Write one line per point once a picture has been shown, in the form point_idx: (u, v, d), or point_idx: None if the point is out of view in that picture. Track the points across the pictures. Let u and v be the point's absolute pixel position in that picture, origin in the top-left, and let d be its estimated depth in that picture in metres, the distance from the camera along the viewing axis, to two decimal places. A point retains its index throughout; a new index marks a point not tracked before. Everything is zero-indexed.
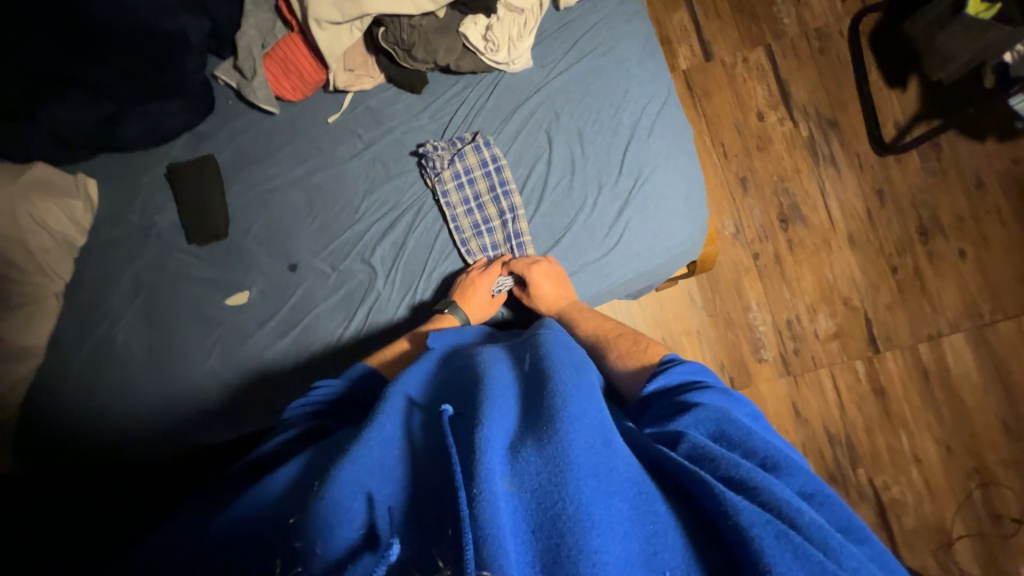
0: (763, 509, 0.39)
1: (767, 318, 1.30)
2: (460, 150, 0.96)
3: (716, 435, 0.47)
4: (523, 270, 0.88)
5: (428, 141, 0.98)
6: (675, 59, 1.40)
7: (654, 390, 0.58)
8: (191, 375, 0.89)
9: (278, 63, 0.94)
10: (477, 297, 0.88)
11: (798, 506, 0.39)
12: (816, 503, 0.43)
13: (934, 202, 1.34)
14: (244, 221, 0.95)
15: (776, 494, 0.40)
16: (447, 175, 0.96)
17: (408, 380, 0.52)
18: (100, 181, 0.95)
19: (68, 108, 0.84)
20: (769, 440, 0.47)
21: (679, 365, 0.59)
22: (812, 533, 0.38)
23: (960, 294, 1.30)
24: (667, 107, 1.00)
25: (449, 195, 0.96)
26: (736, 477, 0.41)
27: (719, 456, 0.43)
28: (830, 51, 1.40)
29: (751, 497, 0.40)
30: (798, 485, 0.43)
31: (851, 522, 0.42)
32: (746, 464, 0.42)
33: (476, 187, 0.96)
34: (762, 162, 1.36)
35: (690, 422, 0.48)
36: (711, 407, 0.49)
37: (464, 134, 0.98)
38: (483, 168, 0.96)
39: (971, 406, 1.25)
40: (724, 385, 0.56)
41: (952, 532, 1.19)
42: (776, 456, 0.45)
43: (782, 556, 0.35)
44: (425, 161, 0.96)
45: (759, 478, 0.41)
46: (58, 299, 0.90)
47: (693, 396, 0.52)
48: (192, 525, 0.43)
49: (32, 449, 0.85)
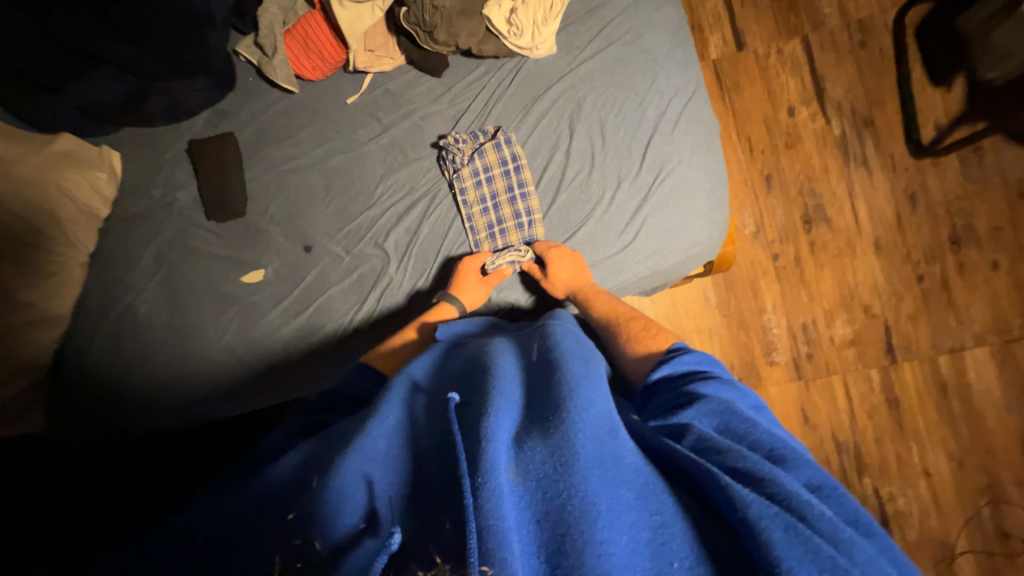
0: (771, 501, 0.37)
1: (782, 321, 1.27)
2: (480, 146, 0.95)
3: (721, 428, 0.46)
4: (543, 251, 0.90)
5: (450, 133, 0.97)
6: (706, 48, 1.34)
7: (658, 379, 0.57)
8: (207, 349, 0.92)
9: (298, 41, 0.93)
10: (466, 280, 0.89)
11: (806, 498, 0.37)
12: (822, 496, 0.41)
13: (970, 209, 1.28)
14: (262, 200, 0.96)
15: (784, 485, 0.38)
16: (466, 172, 0.95)
17: (414, 368, 0.55)
18: (125, 154, 0.97)
19: (96, 83, 0.84)
20: (776, 433, 0.46)
21: (686, 355, 0.58)
22: (821, 526, 0.36)
23: (989, 307, 1.25)
24: (694, 101, 0.97)
25: (466, 193, 0.95)
26: (743, 469, 0.40)
27: (724, 448, 0.42)
28: (872, 45, 1.32)
29: (759, 489, 0.39)
30: (805, 478, 0.41)
31: (859, 516, 0.40)
32: (753, 456, 0.42)
33: (494, 186, 0.95)
34: (790, 160, 1.31)
35: (695, 414, 0.47)
36: (716, 399, 0.48)
37: (487, 128, 0.97)
38: (502, 167, 0.95)
39: (989, 423, 1.22)
40: (730, 377, 0.56)
41: (956, 548, 1.17)
42: (783, 448, 0.44)
43: (791, 549, 0.33)
44: (445, 154, 0.95)
45: (767, 470, 0.40)
46: (83, 269, 0.92)
47: (698, 386, 0.52)
48: (200, 504, 0.45)
49: (59, 416, 0.89)
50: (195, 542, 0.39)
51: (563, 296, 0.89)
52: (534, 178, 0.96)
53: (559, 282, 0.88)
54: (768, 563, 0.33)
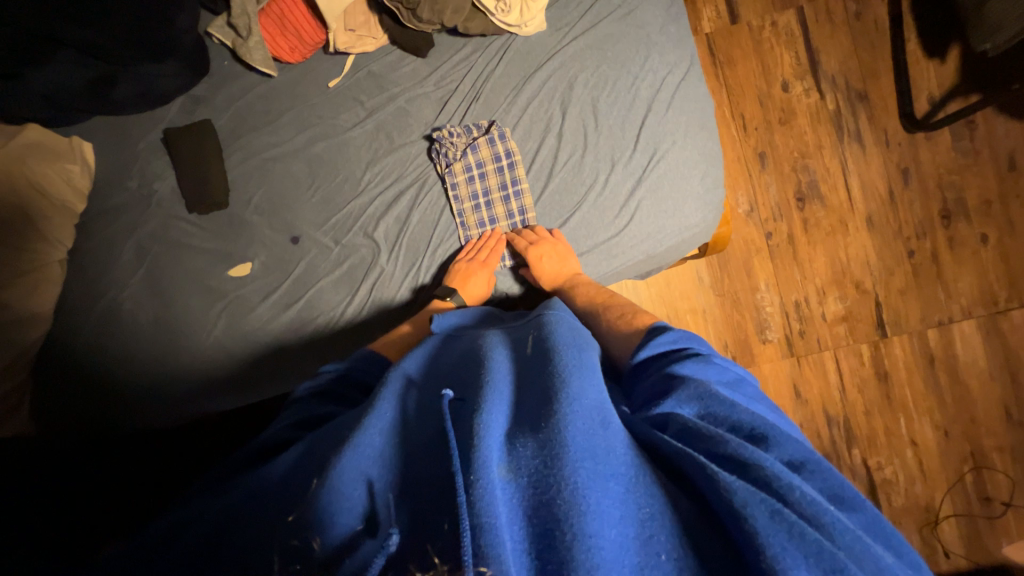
0: (756, 486, 0.37)
1: (775, 299, 1.28)
2: (473, 140, 0.92)
3: (702, 413, 0.46)
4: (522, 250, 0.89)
5: (443, 125, 0.94)
6: (699, 21, 1.30)
7: (640, 363, 0.57)
8: (196, 345, 0.90)
9: (274, 21, 0.88)
10: (475, 283, 0.87)
11: (788, 481, 0.37)
12: (806, 473, 0.41)
13: (961, 183, 1.28)
14: (245, 191, 0.93)
15: (767, 469, 0.38)
16: (458, 167, 0.92)
17: (408, 361, 0.54)
18: (97, 145, 0.93)
19: (58, 69, 0.79)
20: (757, 412, 0.46)
21: (663, 335, 0.58)
22: (803, 509, 0.36)
23: (977, 281, 1.27)
24: (688, 78, 0.94)
25: (458, 188, 0.93)
26: (726, 454, 0.40)
27: (707, 434, 0.42)
28: (867, 16, 1.30)
29: (744, 475, 0.38)
30: (786, 455, 0.42)
31: (844, 490, 0.40)
32: (736, 440, 0.41)
33: (487, 182, 0.93)
34: (783, 136, 1.29)
35: (675, 403, 0.47)
36: (695, 383, 0.48)
37: (481, 121, 0.94)
38: (496, 163, 0.92)
39: (974, 393, 1.25)
40: (709, 352, 0.55)
41: (940, 512, 1.21)
42: (765, 427, 0.44)
43: (776, 536, 0.33)
44: (437, 147, 0.92)
45: (750, 453, 0.40)
46: (61, 266, 0.89)
47: (676, 368, 0.51)
48: (195, 506, 0.44)
49: (52, 418, 0.87)
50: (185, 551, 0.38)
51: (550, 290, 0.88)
52: (528, 174, 0.94)
53: (544, 279, 0.87)
54: (754, 552, 0.33)
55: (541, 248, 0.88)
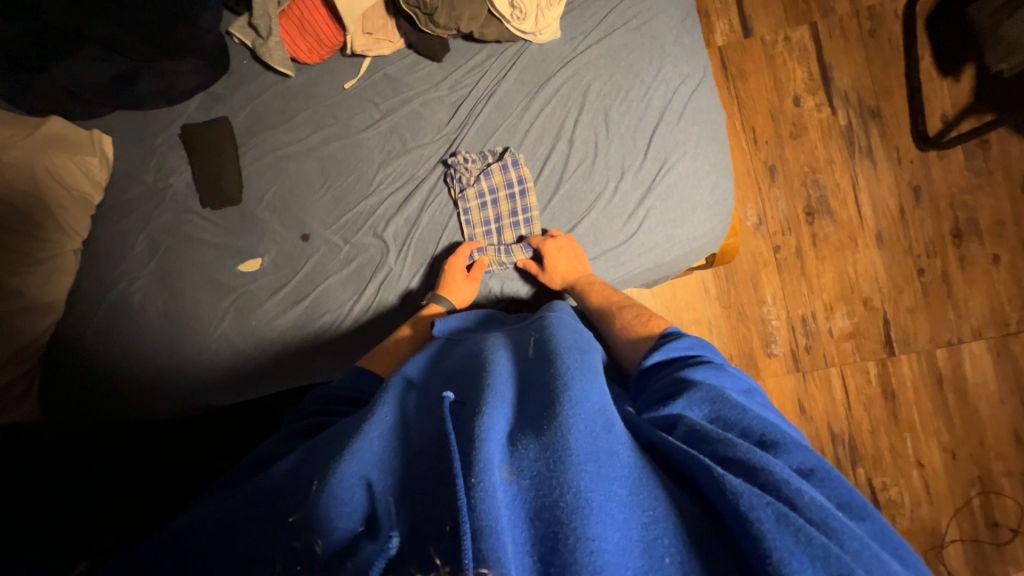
0: (762, 490, 0.37)
1: (781, 313, 1.27)
2: (487, 166, 0.92)
3: (711, 417, 0.46)
4: (538, 244, 0.89)
5: (459, 150, 0.94)
6: (712, 34, 1.31)
7: (650, 367, 0.57)
8: (202, 337, 0.91)
9: (293, 23, 0.90)
10: (453, 278, 0.87)
11: (797, 486, 0.37)
12: (815, 480, 0.40)
13: (974, 202, 1.27)
14: (257, 187, 0.94)
15: (775, 474, 0.38)
16: (471, 193, 0.93)
17: (409, 365, 0.56)
18: (116, 138, 0.94)
19: (84, 64, 0.82)
20: (767, 418, 0.46)
21: (677, 340, 0.58)
22: (812, 514, 0.35)
23: (988, 302, 1.25)
24: (701, 89, 0.95)
25: (470, 214, 0.93)
26: (734, 458, 0.40)
27: (715, 437, 0.41)
28: (880, 33, 1.30)
29: (751, 479, 0.38)
30: (796, 462, 0.41)
31: (852, 498, 0.40)
32: (744, 444, 0.41)
33: (498, 209, 0.94)
34: (794, 150, 1.29)
35: (685, 404, 0.47)
36: (706, 387, 0.48)
37: (495, 148, 0.95)
38: (508, 189, 0.92)
39: (983, 415, 1.23)
40: (722, 361, 0.55)
41: (946, 536, 1.19)
42: (775, 434, 0.43)
43: (782, 539, 0.33)
44: (452, 172, 0.93)
45: (758, 457, 0.39)
46: (76, 255, 0.90)
47: (688, 372, 0.52)
48: (202, 508, 0.44)
49: (59, 409, 0.88)
50: (195, 551, 0.39)
51: (560, 288, 0.88)
52: (538, 181, 0.94)
53: (556, 274, 0.87)
54: (759, 554, 0.33)
55: (564, 240, 0.89)
